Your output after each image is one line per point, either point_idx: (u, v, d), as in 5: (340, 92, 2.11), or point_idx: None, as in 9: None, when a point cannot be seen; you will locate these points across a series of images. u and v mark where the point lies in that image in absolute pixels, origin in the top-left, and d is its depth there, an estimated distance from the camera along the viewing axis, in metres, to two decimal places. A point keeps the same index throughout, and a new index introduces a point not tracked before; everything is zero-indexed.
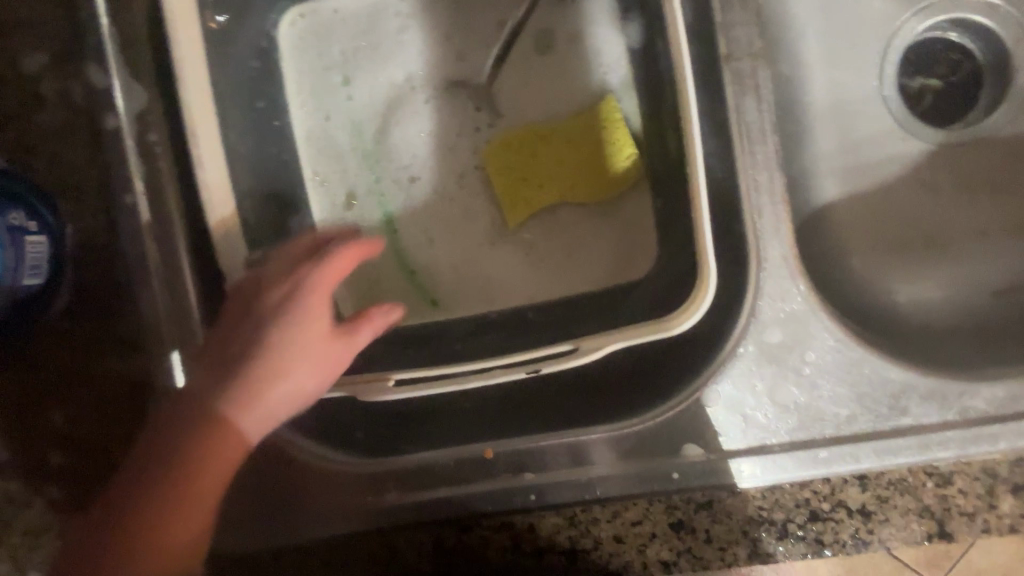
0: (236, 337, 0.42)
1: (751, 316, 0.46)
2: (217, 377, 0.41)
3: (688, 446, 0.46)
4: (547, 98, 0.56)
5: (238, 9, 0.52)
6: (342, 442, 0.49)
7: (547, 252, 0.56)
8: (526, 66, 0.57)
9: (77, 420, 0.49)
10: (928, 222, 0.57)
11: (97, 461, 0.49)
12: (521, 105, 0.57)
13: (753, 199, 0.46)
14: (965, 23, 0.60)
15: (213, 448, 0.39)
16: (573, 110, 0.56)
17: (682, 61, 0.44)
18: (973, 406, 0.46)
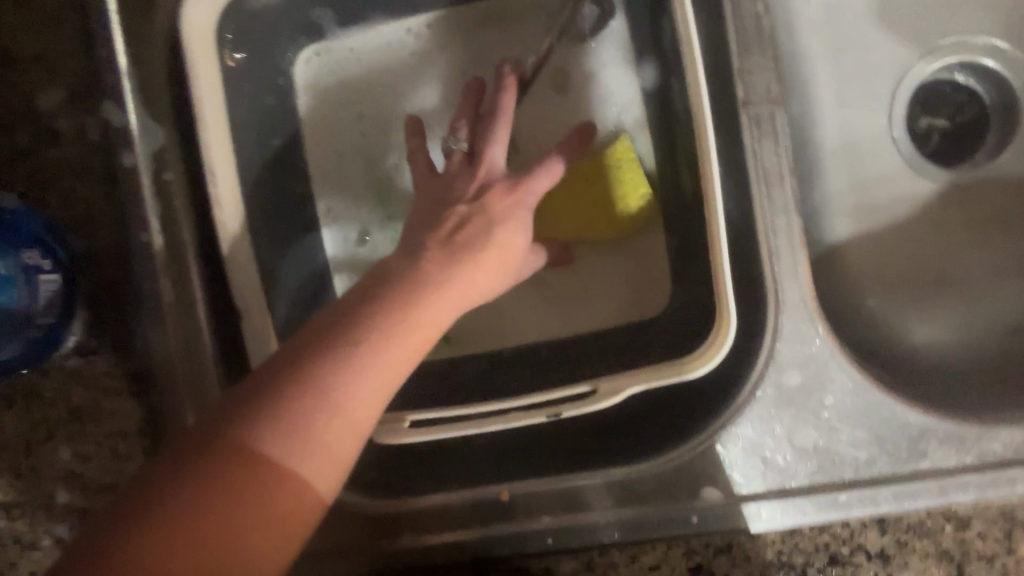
0: (463, 225, 0.43)
1: (770, 359, 0.46)
2: (434, 262, 0.41)
3: (707, 488, 0.46)
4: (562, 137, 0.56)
5: (257, 48, 0.52)
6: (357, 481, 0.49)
7: (561, 289, 0.56)
8: (541, 106, 0.56)
9: (84, 459, 0.48)
10: (940, 261, 0.58)
11: (106, 500, 0.48)
12: (535, 143, 0.56)
13: (771, 241, 0.46)
14: (974, 65, 0.60)
15: (410, 329, 0.39)
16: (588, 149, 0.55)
17: (701, 105, 0.44)
18: (991, 450, 0.46)
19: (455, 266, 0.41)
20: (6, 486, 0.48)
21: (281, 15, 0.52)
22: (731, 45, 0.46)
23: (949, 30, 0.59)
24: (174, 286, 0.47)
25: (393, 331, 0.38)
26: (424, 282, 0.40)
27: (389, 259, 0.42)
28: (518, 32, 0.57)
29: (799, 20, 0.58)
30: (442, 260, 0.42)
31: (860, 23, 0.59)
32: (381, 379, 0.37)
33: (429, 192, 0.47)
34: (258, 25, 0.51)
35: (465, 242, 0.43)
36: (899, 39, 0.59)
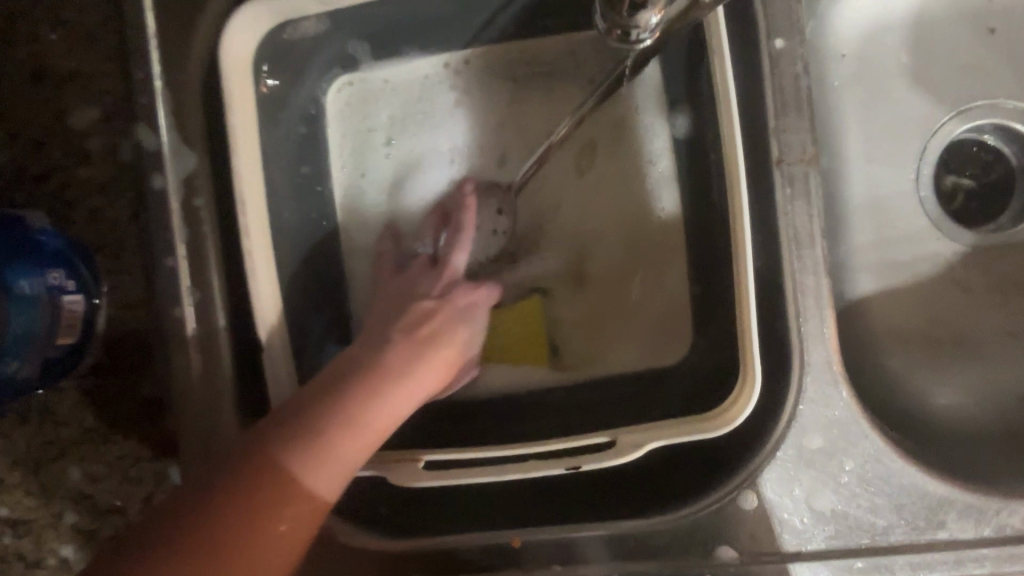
0: (425, 322, 0.48)
1: (792, 420, 0.46)
2: (399, 354, 0.45)
3: (722, 546, 0.45)
4: (585, 213, 0.57)
5: (292, 77, 0.52)
6: (367, 517, 0.49)
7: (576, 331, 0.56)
8: (563, 180, 0.57)
9: (93, 481, 0.48)
10: (962, 324, 0.57)
11: (114, 523, 0.48)
12: (557, 216, 0.57)
13: (799, 302, 0.46)
14: (1005, 128, 0.60)
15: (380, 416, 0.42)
16: (618, 226, 0.56)
17: (738, 162, 0.44)
18: (1010, 524, 0.45)
19: (427, 352, 0.46)
20: (15, 502, 0.48)
21: (317, 45, 0.52)
22: (768, 104, 0.46)
23: (983, 92, 0.59)
24: (197, 311, 0.47)
25: (353, 421, 0.41)
26: (391, 373, 0.44)
27: (354, 348, 0.47)
28: (552, 73, 0.57)
29: (832, 74, 0.58)
30: (406, 354, 0.46)
31: (895, 81, 0.59)
32: (338, 466, 0.40)
33: (391, 286, 0.51)
34: (295, 55, 0.51)
35: (431, 333, 0.47)
36: (931, 98, 0.59)
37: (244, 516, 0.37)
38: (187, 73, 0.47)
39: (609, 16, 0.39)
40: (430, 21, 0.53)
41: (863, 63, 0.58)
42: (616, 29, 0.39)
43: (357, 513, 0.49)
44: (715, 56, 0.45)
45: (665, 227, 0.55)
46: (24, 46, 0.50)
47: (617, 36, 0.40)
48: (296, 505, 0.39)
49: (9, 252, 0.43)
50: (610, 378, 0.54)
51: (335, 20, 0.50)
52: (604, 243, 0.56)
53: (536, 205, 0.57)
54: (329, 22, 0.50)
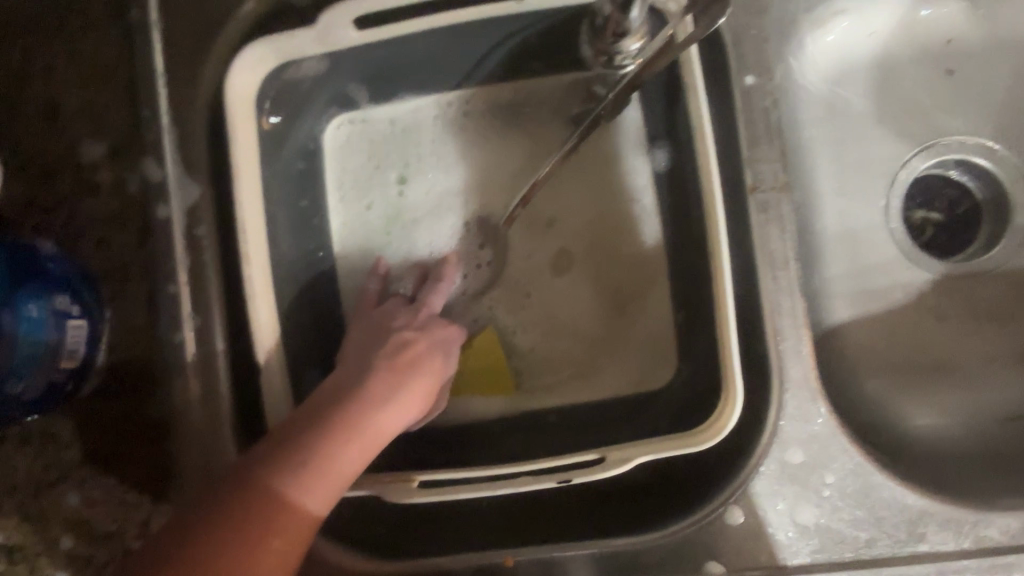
0: (405, 350, 0.50)
1: (774, 435, 0.47)
2: (381, 381, 0.48)
3: (710, 562, 0.46)
4: (570, 296, 0.59)
5: (291, 114, 0.55)
6: (359, 532, 0.50)
7: (565, 361, 0.58)
8: (541, 281, 0.59)
9: (91, 505, 0.48)
10: (935, 349, 0.60)
11: (111, 547, 0.48)
12: (547, 279, 0.59)
13: (776, 320, 0.48)
14: (966, 162, 0.63)
15: (363, 441, 0.45)
16: (598, 284, 0.58)
17: (714, 191, 0.46)
18: (988, 535, 0.46)
19: (408, 380, 0.49)
20: (11, 529, 0.48)
21: (315, 84, 0.54)
22: (741, 136, 0.49)
23: (944, 130, 0.62)
24: (197, 336, 0.50)
25: (340, 445, 0.44)
26: (372, 401, 0.46)
27: (335, 378, 0.49)
28: (539, 113, 0.60)
29: (805, 112, 0.60)
30: (387, 382, 0.48)
31: (863, 118, 0.62)
32: (321, 493, 0.43)
33: (368, 321, 0.54)
34: (295, 93, 0.53)
35: (412, 361, 0.50)
36: (896, 134, 0.62)
37: (236, 537, 0.40)
38: (194, 106, 0.51)
39: (596, 44, 0.47)
40: (423, 65, 0.56)
41: (832, 100, 0.61)
42: (602, 54, 0.47)
43: (350, 536, 0.49)
44: (689, 92, 0.48)
45: (648, 253, 0.58)
46: (37, 81, 0.51)
47: (603, 58, 0.47)
48: (285, 524, 0.41)
49: (19, 274, 0.44)
50: (599, 398, 0.56)
51: (334, 62, 0.53)
52: (585, 305, 0.58)
53: (520, 274, 0.59)
54: (328, 64, 0.53)
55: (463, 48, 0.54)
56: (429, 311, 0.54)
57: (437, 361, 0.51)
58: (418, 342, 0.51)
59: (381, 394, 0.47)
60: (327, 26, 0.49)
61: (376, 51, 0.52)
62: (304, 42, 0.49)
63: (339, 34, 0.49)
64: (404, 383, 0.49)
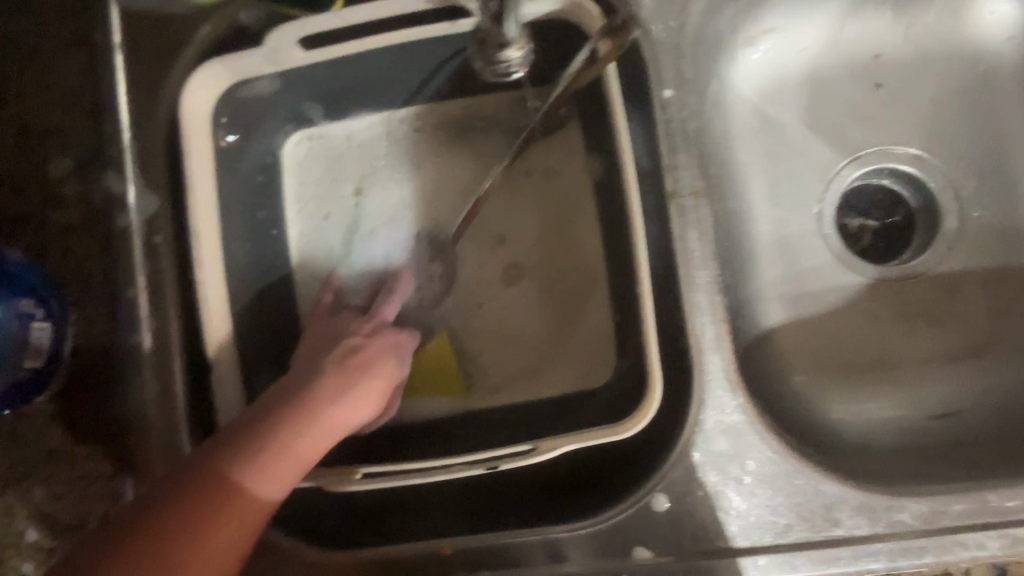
0: (359, 352, 0.53)
1: (694, 426, 0.50)
2: (335, 381, 0.50)
3: (638, 547, 0.49)
4: (518, 301, 0.62)
5: (248, 131, 0.58)
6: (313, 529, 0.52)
7: (512, 363, 0.61)
8: (490, 287, 0.62)
9: (55, 500, 0.51)
10: (867, 348, 0.62)
11: (73, 539, 0.51)
12: (495, 286, 0.62)
13: (696, 317, 0.51)
14: (896, 170, 0.66)
15: (316, 437, 0.47)
16: (543, 290, 0.61)
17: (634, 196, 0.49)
18: (901, 520, 0.48)
19: (362, 378, 0.51)
20: None
21: (269, 103, 0.58)
22: (662, 145, 0.52)
23: (873, 140, 0.66)
24: (154, 338, 0.53)
25: (293, 441, 0.46)
26: (326, 398, 0.49)
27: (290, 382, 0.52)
28: (486, 129, 0.64)
29: (737, 125, 0.64)
30: (342, 381, 0.50)
31: (795, 131, 0.65)
32: (271, 485, 0.45)
33: (320, 329, 0.56)
34: (249, 111, 0.57)
35: (368, 361, 0.52)
36: (827, 145, 0.65)
37: (187, 525, 0.42)
38: (154, 120, 0.54)
39: (484, 57, 0.48)
40: (373, 82, 0.59)
41: (765, 115, 0.65)
42: (491, 66, 0.48)
43: (303, 528, 0.52)
44: (609, 105, 0.51)
45: (588, 259, 0.61)
46: (12, 103, 0.56)
47: (492, 69, 0.48)
48: (233, 511, 0.44)
49: None
50: (542, 397, 0.59)
51: (287, 81, 0.56)
52: (531, 309, 0.61)
53: (470, 283, 0.62)
54: (281, 83, 0.56)
55: (409, 67, 0.58)
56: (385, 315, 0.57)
57: (391, 362, 0.54)
58: (373, 344, 0.54)
59: (335, 391, 0.50)
60: (275, 48, 0.52)
61: (326, 70, 0.56)
62: (255, 62, 0.53)
63: (288, 55, 0.53)
64: (358, 382, 0.51)
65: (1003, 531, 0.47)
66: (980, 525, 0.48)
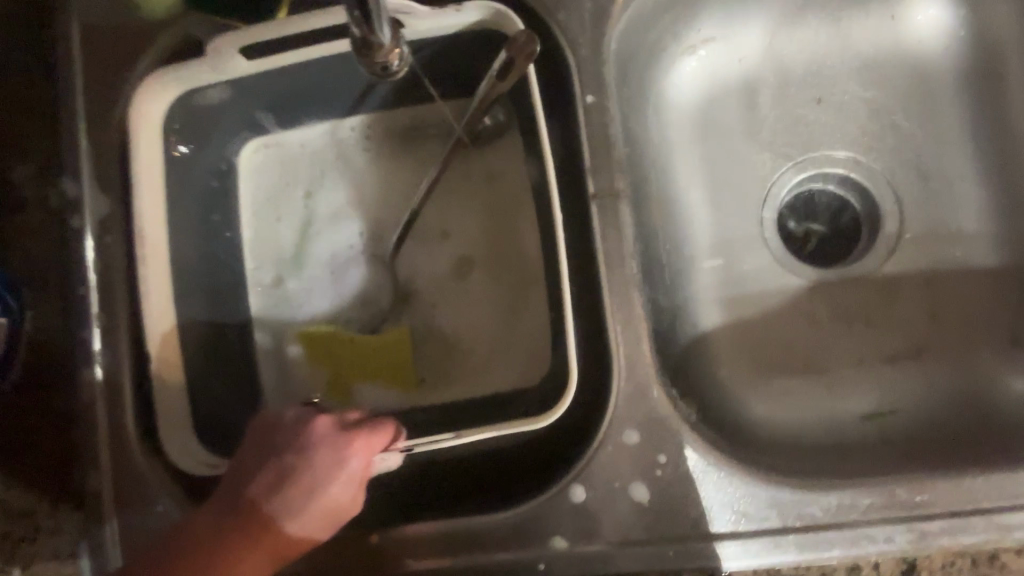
0: (305, 502, 0.43)
1: (612, 418, 0.52)
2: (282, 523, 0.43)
3: (556, 536, 0.50)
4: (462, 301, 0.63)
5: (201, 141, 0.60)
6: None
7: (454, 362, 0.62)
8: (435, 289, 0.64)
9: (8, 487, 0.55)
10: (805, 350, 0.63)
11: (23, 525, 0.54)
12: (441, 286, 0.64)
13: (617, 313, 0.53)
14: (837, 176, 0.67)
15: (265, 547, 0.42)
16: (487, 291, 0.63)
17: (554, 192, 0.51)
18: (810, 513, 0.49)
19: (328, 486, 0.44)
20: None
21: (220, 113, 0.60)
22: (585, 148, 0.54)
23: (814, 145, 0.67)
24: (102, 333, 0.55)
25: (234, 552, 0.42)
26: (274, 542, 0.42)
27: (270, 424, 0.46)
28: (433, 137, 0.66)
29: (676, 131, 0.66)
30: (299, 497, 0.43)
31: (735, 137, 0.67)
32: None
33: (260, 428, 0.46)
34: (200, 121, 0.59)
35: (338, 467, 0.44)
36: (768, 151, 0.67)
37: None
38: (109, 128, 0.57)
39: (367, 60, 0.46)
40: (321, 90, 0.61)
41: (705, 122, 0.66)
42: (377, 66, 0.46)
43: None
44: (532, 109, 0.53)
45: (528, 261, 0.63)
46: None
47: (374, 71, 0.47)
48: None
49: None
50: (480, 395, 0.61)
51: (237, 90, 0.58)
52: (475, 310, 0.63)
53: (414, 281, 0.64)
54: (231, 92, 0.58)
55: (353, 76, 0.60)
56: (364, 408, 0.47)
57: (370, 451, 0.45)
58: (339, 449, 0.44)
59: (288, 534, 0.43)
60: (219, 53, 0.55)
61: (272, 80, 0.58)
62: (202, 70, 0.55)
63: (232, 65, 0.55)
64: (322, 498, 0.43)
65: (912, 526, 0.48)
66: (890, 520, 0.48)
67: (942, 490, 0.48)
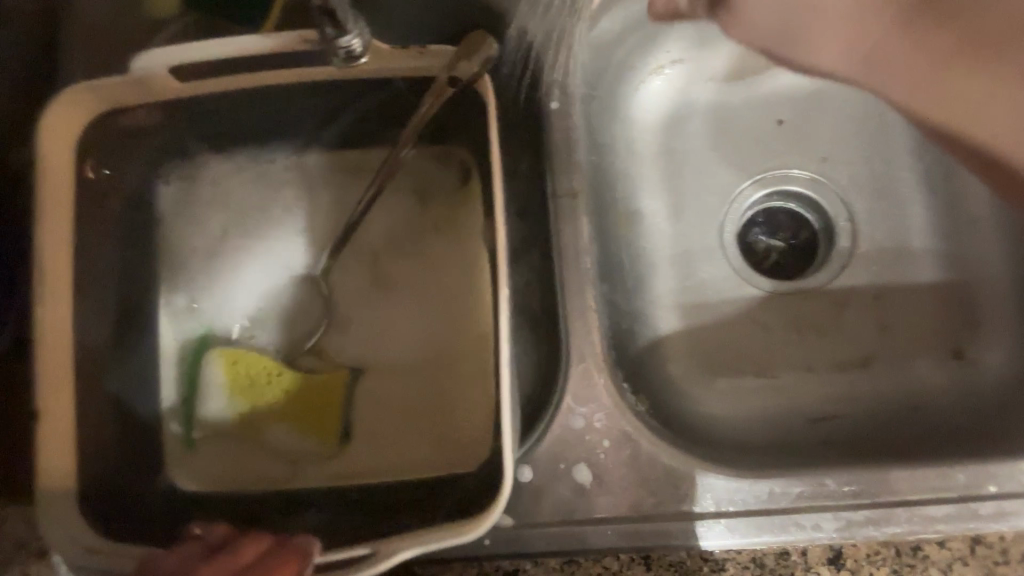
0: None
1: (561, 403, 0.54)
2: None
3: (501, 515, 0.52)
4: (402, 356, 0.58)
5: (119, 164, 0.53)
6: (138, 510, 0.51)
7: (385, 424, 0.57)
8: (376, 338, 0.59)
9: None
10: (755, 355, 0.66)
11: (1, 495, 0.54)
12: (382, 336, 0.59)
13: (571, 304, 0.56)
14: (794, 194, 0.71)
15: None
16: (429, 347, 0.58)
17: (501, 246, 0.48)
18: (742, 499, 0.52)
19: None
20: None
21: (151, 133, 0.54)
22: (548, 150, 0.58)
23: (774, 165, 0.70)
24: None
25: None
26: None
27: (156, 565, 0.40)
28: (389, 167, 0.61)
29: (641, 146, 0.69)
30: None
31: (697, 155, 0.70)
32: None
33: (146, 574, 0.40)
34: (126, 143, 0.53)
35: None
36: (728, 167, 0.70)
37: None
38: None
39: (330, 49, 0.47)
40: (267, 118, 0.57)
41: (667, 141, 0.70)
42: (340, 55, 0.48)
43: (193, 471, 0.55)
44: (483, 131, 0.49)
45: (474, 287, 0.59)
46: None
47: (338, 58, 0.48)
48: None
49: None
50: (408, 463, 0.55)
51: (167, 110, 0.53)
52: (416, 367, 0.58)
53: (353, 300, 0.60)
54: (165, 115, 0.53)
55: (306, 100, 0.55)
56: (264, 537, 0.41)
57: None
58: None
59: None
60: (145, 77, 0.49)
61: (214, 102, 0.53)
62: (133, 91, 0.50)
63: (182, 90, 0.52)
64: None
65: (838, 514, 0.51)
66: (817, 507, 0.51)
67: (866, 480, 0.51)
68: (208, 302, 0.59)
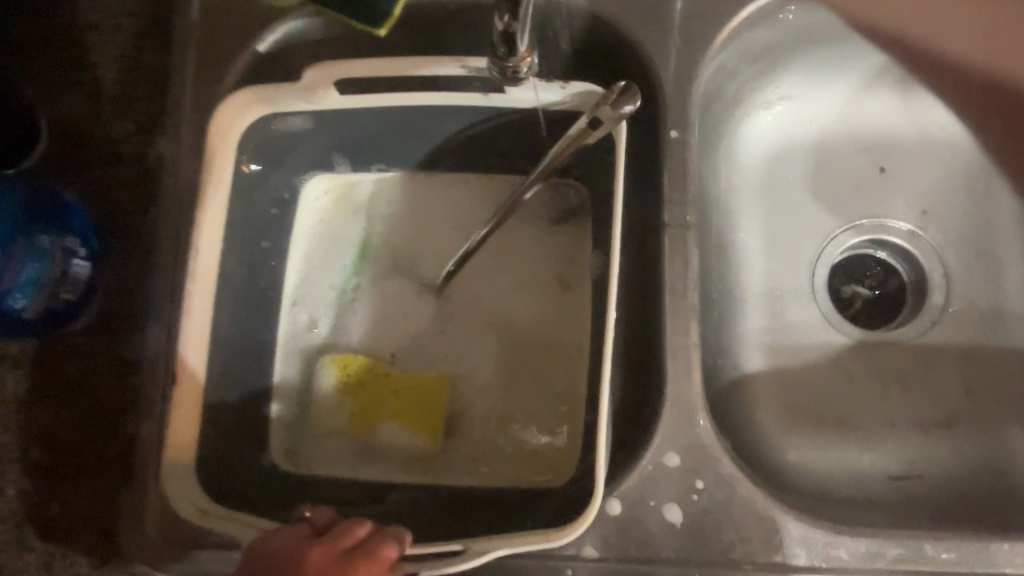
0: None
1: (659, 439, 0.53)
2: None
3: (586, 546, 0.51)
4: (497, 376, 0.58)
5: (271, 164, 0.55)
6: (233, 490, 0.52)
7: (478, 445, 0.57)
8: (475, 352, 0.59)
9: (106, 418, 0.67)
10: (840, 408, 0.64)
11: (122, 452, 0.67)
12: (478, 353, 0.59)
13: (677, 340, 0.54)
14: (888, 245, 0.70)
15: None
16: (530, 369, 0.58)
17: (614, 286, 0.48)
18: (837, 555, 0.50)
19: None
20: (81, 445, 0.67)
21: (302, 137, 0.55)
22: (665, 180, 0.57)
23: (871, 214, 0.69)
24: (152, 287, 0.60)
25: None
26: None
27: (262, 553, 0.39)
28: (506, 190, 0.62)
29: (742, 180, 0.68)
30: None
31: (797, 195, 0.69)
32: None
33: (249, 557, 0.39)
34: (276, 145, 0.54)
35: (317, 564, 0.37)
36: (826, 211, 0.69)
37: None
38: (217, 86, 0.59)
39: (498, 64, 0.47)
40: (404, 141, 0.57)
41: (767, 177, 0.69)
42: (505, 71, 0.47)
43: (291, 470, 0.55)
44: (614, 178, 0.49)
45: (576, 323, 0.58)
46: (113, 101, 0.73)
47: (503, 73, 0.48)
48: None
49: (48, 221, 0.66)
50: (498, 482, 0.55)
51: (320, 121, 0.53)
52: (513, 389, 0.58)
53: (461, 311, 0.60)
54: (312, 123, 0.53)
55: (442, 126, 0.55)
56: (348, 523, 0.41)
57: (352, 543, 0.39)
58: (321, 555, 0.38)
59: None
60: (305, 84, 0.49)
61: (352, 115, 0.53)
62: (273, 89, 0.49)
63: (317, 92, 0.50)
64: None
65: None
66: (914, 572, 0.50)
67: (966, 549, 0.50)
68: (322, 296, 0.60)
